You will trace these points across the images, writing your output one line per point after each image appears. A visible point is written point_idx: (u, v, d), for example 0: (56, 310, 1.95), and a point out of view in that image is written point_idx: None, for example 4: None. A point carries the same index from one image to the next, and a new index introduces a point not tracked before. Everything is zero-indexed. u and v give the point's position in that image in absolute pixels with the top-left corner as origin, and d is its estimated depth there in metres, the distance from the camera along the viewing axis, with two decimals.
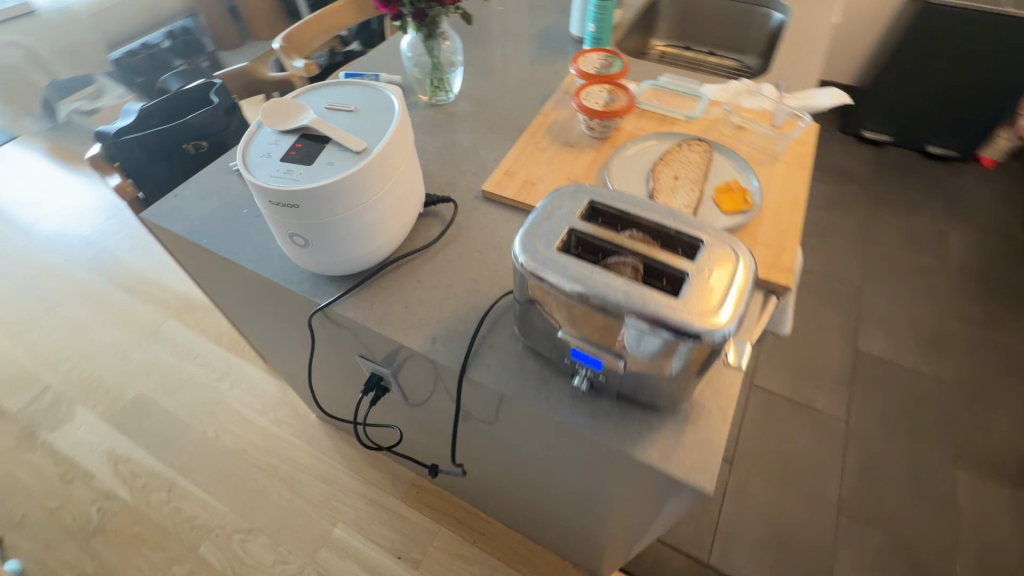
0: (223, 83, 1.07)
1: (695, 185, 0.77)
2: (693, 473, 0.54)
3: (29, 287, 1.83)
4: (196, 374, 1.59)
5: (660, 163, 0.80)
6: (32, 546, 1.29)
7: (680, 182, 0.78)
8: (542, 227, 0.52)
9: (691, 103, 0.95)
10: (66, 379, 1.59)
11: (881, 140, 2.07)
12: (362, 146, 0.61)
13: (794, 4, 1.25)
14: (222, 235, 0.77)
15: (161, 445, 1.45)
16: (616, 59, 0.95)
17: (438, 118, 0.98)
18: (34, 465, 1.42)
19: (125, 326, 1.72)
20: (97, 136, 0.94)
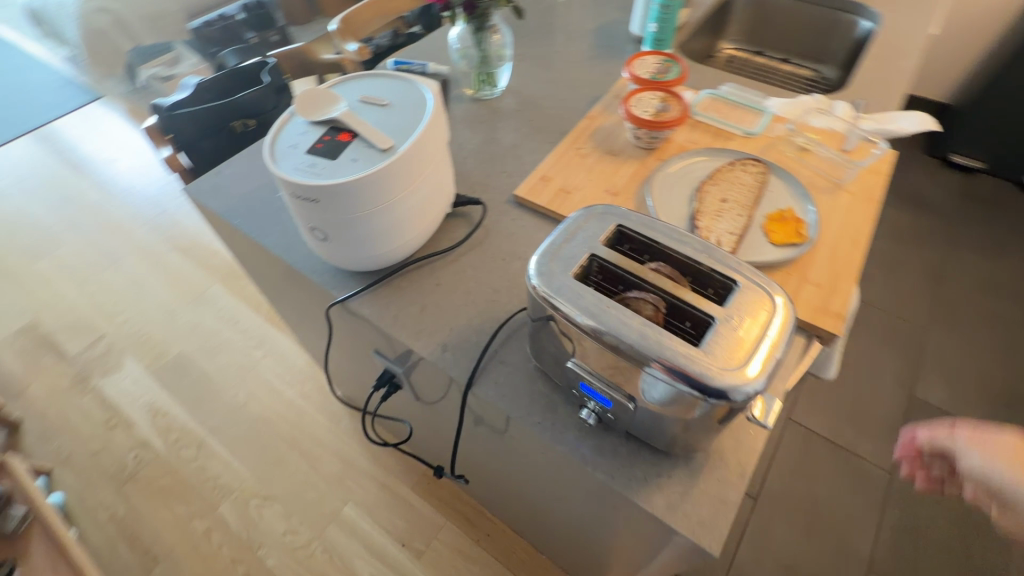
0: (277, 62, 1.09)
1: (744, 209, 0.71)
2: (699, 532, 0.49)
3: (96, 239, 1.96)
4: (234, 340, 1.66)
5: (707, 184, 0.74)
6: (74, 482, 1.39)
7: (727, 204, 0.72)
8: (561, 249, 0.48)
9: (752, 117, 0.87)
10: (119, 331, 1.70)
11: (972, 167, 1.88)
12: (389, 144, 0.59)
13: (887, 12, 1.13)
14: (253, 217, 0.78)
15: (196, 403, 1.53)
16: (674, 65, 0.89)
17: (481, 113, 0.95)
18: (84, 407, 1.53)
19: (176, 286, 1.81)
20: (154, 108, 0.98)
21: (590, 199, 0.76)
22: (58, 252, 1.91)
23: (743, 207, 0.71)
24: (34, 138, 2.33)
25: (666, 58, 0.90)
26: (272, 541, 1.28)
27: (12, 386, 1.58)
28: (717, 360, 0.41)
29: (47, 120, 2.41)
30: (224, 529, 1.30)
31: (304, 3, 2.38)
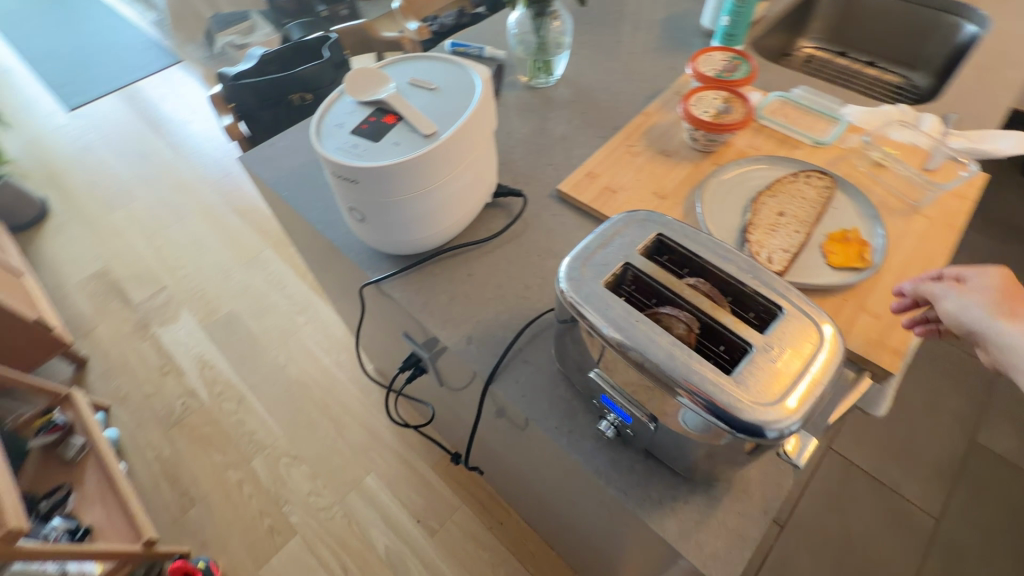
0: (338, 37, 1.10)
1: (803, 224, 0.66)
2: (711, 565, 0.47)
3: (166, 195, 2.08)
4: (280, 304, 1.74)
5: (764, 194, 0.70)
6: (128, 420, 1.51)
7: (784, 217, 0.67)
8: (594, 255, 0.46)
9: (824, 125, 0.80)
10: (179, 284, 1.81)
11: None
12: (432, 130, 0.58)
13: (996, 17, 1.01)
14: (300, 191, 0.79)
15: (240, 360, 1.61)
16: (743, 63, 0.83)
17: (533, 102, 0.93)
18: (142, 352, 1.65)
19: (232, 246, 1.90)
20: (220, 77, 1.02)
21: (636, 200, 0.73)
22: (131, 205, 2.05)
23: (802, 221, 0.66)
24: (120, 96, 2.49)
25: (735, 56, 0.84)
26: (296, 499, 1.35)
27: (83, 325, 1.72)
28: (749, 392, 0.38)
29: (133, 79, 2.57)
30: (255, 482, 1.38)
31: None
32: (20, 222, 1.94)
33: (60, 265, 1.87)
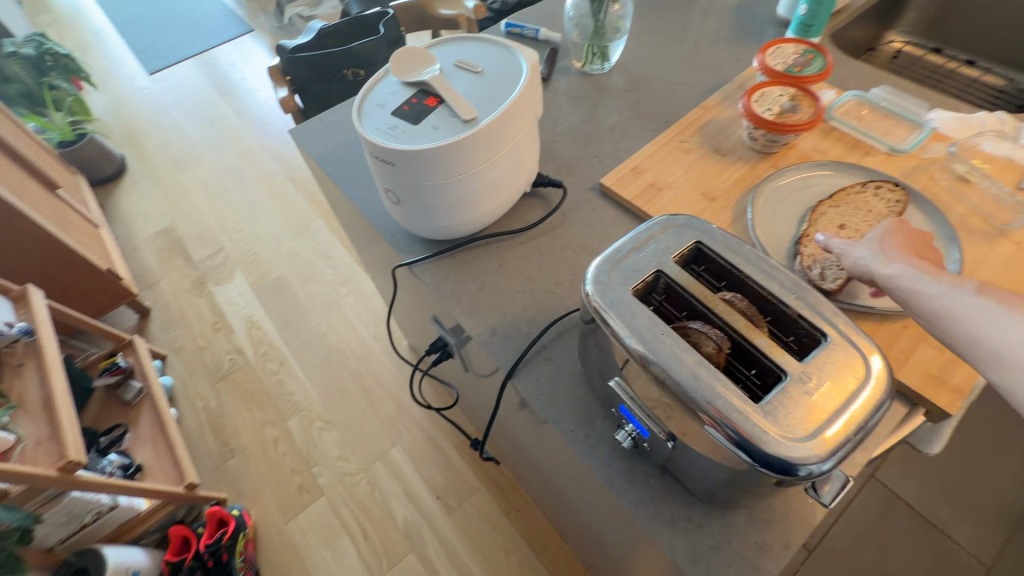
0: (395, 13, 1.10)
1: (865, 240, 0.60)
2: None
3: (229, 159, 2.18)
4: (326, 273, 1.80)
5: (826, 203, 0.64)
6: (181, 369, 1.61)
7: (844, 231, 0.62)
8: (625, 259, 0.44)
9: (905, 131, 0.73)
10: (235, 246, 1.90)
11: None
12: (472, 115, 0.57)
13: None
14: (343, 168, 0.80)
15: (284, 324, 1.69)
16: (817, 57, 0.76)
17: (584, 88, 0.89)
18: (198, 308, 1.76)
19: (286, 213, 1.98)
20: (279, 50, 1.04)
21: (682, 200, 0.69)
22: (199, 167, 2.16)
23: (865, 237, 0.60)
24: (195, 62, 2.62)
25: (810, 49, 0.77)
26: (326, 462, 1.41)
27: (148, 278, 1.85)
28: (777, 424, 0.35)
29: (208, 46, 2.69)
30: (289, 441, 1.45)
31: None
32: (101, 177, 2.09)
33: (132, 220, 2.01)
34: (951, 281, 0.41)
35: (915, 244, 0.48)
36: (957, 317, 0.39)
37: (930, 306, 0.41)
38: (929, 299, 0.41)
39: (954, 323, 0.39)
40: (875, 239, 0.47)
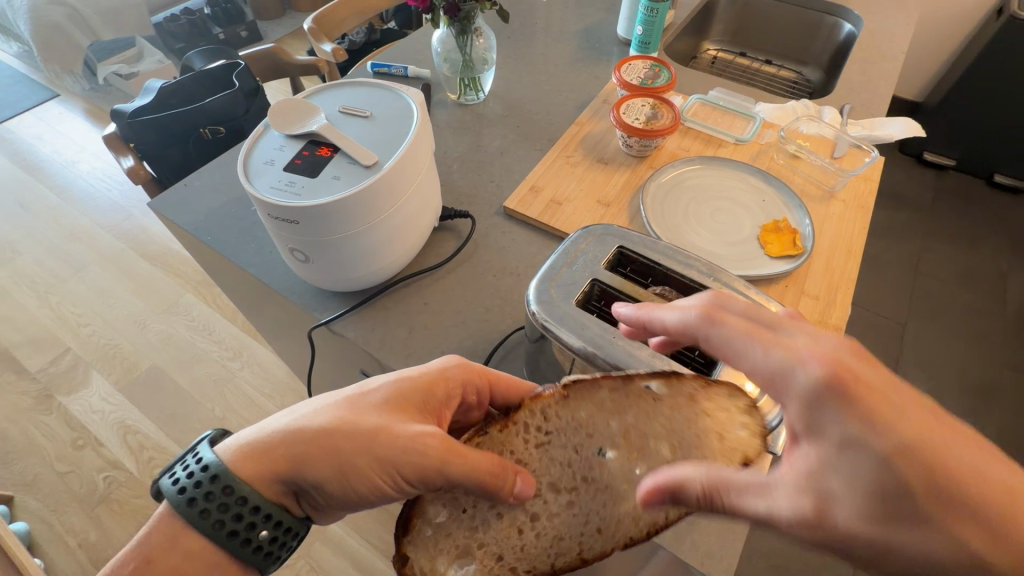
0: (247, 64, 1.04)
1: (628, 506, 0.42)
2: (706, 562, 0.48)
3: (58, 244, 1.86)
4: (210, 351, 1.60)
5: (591, 378, 0.41)
6: (40, 507, 1.33)
7: (623, 493, 0.42)
8: (560, 274, 0.47)
9: (742, 123, 0.86)
10: (85, 344, 1.62)
11: (943, 164, 1.89)
12: (373, 160, 0.55)
13: (867, 17, 1.15)
14: (228, 233, 0.73)
15: (169, 419, 1.47)
16: (663, 70, 0.87)
17: (466, 119, 0.92)
18: (48, 427, 1.46)
19: (145, 294, 1.73)
20: (115, 114, 0.93)
21: (581, 210, 0.74)
22: (17, 261, 1.81)
23: (593, 538, 0.43)
24: None
25: (655, 63, 0.88)
26: None
27: None
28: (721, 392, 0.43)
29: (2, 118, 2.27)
30: None
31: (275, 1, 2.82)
32: None
33: None
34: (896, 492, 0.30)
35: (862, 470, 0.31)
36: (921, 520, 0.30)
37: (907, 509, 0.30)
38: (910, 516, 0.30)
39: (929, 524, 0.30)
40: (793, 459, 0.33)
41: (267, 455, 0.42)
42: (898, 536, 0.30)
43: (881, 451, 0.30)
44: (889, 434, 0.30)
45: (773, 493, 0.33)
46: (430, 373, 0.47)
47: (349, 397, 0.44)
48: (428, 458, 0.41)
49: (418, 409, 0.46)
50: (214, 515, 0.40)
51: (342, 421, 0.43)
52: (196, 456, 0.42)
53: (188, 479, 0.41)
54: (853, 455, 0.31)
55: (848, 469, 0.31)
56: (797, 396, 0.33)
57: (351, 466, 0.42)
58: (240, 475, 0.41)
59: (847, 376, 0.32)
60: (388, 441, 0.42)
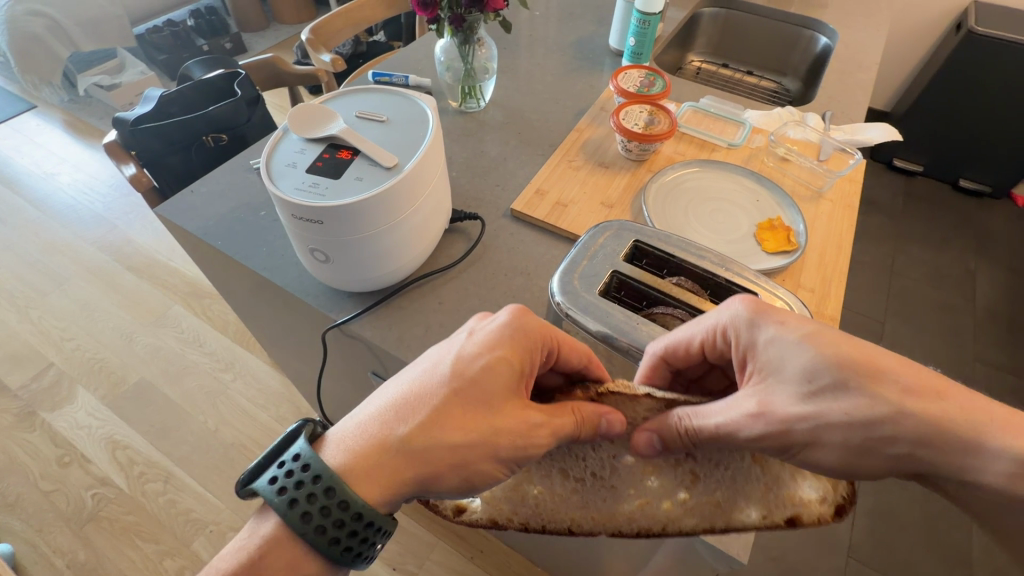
0: (247, 73, 1.05)
1: (632, 510, 0.48)
2: (725, 540, 0.50)
3: (37, 258, 1.81)
4: (201, 363, 1.58)
5: (630, 393, 0.45)
6: (24, 528, 1.28)
7: (627, 497, 0.48)
8: (583, 267, 0.51)
9: (732, 129, 0.90)
10: (68, 358, 1.57)
11: (912, 170, 1.99)
12: (394, 161, 0.57)
13: (841, 30, 1.21)
14: (239, 238, 0.74)
15: (160, 433, 1.44)
16: (657, 78, 0.91)
17: (469, 127, 0.94)
18: (32, 445, 1.41)
19: (131, 307, 1.69)
20: (117, 122, 0.93)
21: (586, 212, 0.77)
22: None
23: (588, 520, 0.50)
24: None
25: (650, 72, 0.92)
26: None
27: None
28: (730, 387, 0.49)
29: None
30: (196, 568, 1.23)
31: (260, 13, 2.82)
32: None
33: None
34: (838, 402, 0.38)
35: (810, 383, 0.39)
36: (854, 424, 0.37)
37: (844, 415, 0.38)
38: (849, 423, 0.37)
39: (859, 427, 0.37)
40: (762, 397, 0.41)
41: (381, 468, 0.43)
42: (830, 405, 0.38)
43: (797, 338, 0.40)
44: (800, 326, 0.41)
45: (731, 406, 0.42)
46: (518, 348, 0.48)
47: (451, 392, 0.45)
48: (540, 450, 0.45)
49: (514, 389, 0.47)
50: (331, 529, 0.42)
51: (454, 426, 0.44)
52: (298, 457, 0.43)
53: (290, 482, 0.42)
54: (780, 347, 0.41)
55: (783, 358, 0.41)
56: (733, 328, 0.44)
57: (471, 469, 0.45)
58: (355, 489, 0.43)
59: (764, 306, 0.44)
60: (504, 444, 0.44)
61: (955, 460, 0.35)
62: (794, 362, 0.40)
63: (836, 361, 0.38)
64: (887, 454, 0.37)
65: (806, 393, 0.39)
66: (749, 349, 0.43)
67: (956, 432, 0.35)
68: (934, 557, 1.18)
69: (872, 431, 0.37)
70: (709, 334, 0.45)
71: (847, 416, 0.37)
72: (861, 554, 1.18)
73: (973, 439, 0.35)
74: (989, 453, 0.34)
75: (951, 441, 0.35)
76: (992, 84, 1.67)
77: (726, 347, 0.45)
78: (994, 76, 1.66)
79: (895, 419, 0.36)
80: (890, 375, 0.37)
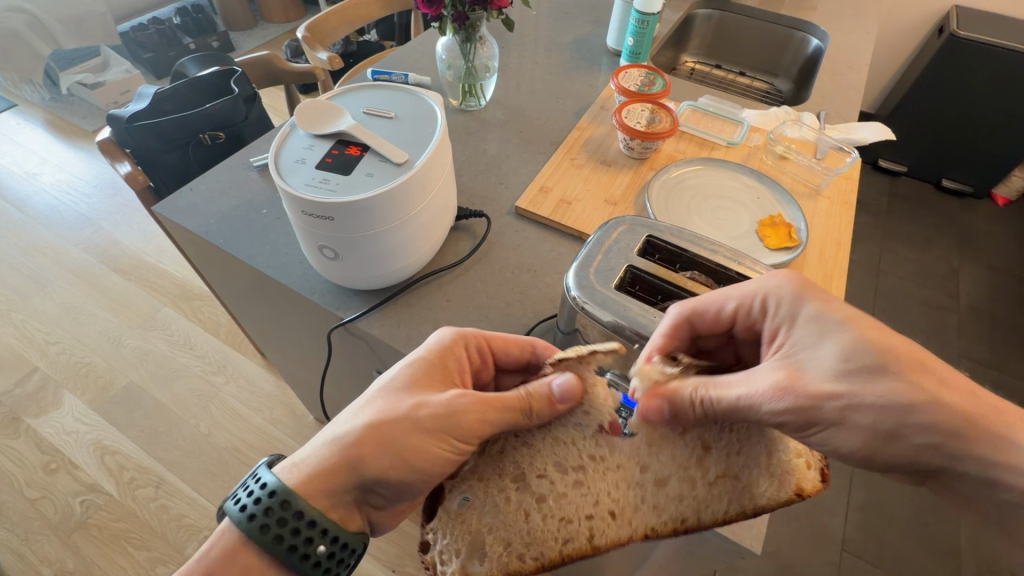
0: (243, 71, 1.04)
1: (649, 495, 0.48)
2: (738, 531, 0.51)
3: (19, 261, 1.76)
4: (192, 365, 1.55)
5: (580, 357, 0.45)
6: (10, 537, 1.25)
7: (644, 480, 0.48)
8: (598, 261, 0.54)
9: (730, 128, 0.92)
10: (54, 363, 1.54)
11: (896, 170, 2.04)
12: (404, 158, 0.57)
13: (832, 33, 1.24)
14: (241, 235, 0.73)
15: (150, 437, 1.41)
16: (657, 78, 0.92)
17: (469, 125, 0.94)
18: (16, 452, 1.37)
19: (118, 310, 1.66)
20: (111, 119, 0.92)
21: (591, 209, 0.77)
22: None
23: (604, 522, 0.48)
24: None
25: (649, 71, 0.94)
26: None
27: None
28: None
29: None
30: None
31: (247, 11, 2.78)
32: None
33: None
34: (880, 387, 0.40)
35: (853, 362, 0.41)
36: (891, 408, 0.40)
37: (877, 400, 0.40)
38: (885, 406, 0.40)
39: (895, 413, 0.40)
40: (798, 373, 0.42)
41: (325, 464, 0.46)
42: (870, 384, 0.41)
43: (840, 318, 0.44)
44: (842, 310, 0.45)
45: (753, 379, 0.43)
46: (438, 352, 0.53)
47: (382, 389, 0.50)
48: (466, 419, 0.47)
49: (440, 383, 0.52)
50: (279, 533, 0.44)
51: (378, 412, 0.48)
52: (257, 479, 0.46)
53: (251, 501, 0.45)
54: (818, 324, 0.44)
55: (823, 334, 0.44)
56: (775, 297, 0.48)
57: (414, 452, 0.46)
58: (309, 499, 0.45)
59: (806, 285, 0.48)
60: (426, 414, 0.47)
61: (984, 451, 0.40)
62: (832, 339, 0.43)
63: (876, 344, 0.42)
64: (911, 442, 0.40)
65: (842, 370, 0.41)
66: (787, 322, 0.46)
67: (985, 425, 0.40)
68: (924, 550, 1.20)
69: (910, 417, 0.40)
70: (748, 298, 0.49)
71: (882, 398, 0.40)
72: (854, 548, 1.20)
73: (1003, 436, 0.40)
74: (1015, 447, 0.39)
75: (981, 432, 0.40)
76: (973, 87, 1.72)
77: (761, 314, 0.49)
78: (976, 79, 1.70)
79: (933, 405, 0.40)
80: (927, 366, 0.41)
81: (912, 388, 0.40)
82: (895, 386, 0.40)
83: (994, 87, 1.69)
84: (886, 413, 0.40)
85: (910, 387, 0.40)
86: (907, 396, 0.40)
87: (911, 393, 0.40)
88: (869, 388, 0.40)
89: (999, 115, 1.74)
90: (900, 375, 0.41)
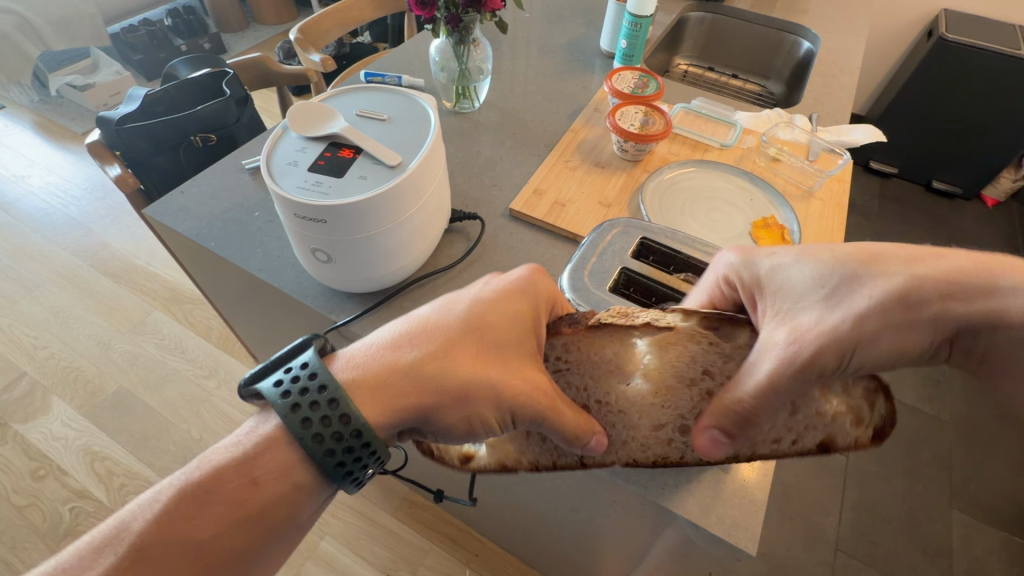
0: (235, 72, 1.03)
1: (640, 430, 0.49)
2: (734, 533, 0.50)
3: (7, 265, 1.74)
4: (183, 369, 1.53)
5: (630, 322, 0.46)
6: None
7: (637, 423, 0.49)
8: (594, 265, 0.55)
9: (723, 130, 0.92)
10: (42, 367, 1.52)
11: (886, 171, 2.06)
12: (397, 160, 0.57)
13: (823, 36, 1.25)
14: (234, 237, 0.72)
15: (141, 442, 1.39)
16: (650, 80, 0.93)
17: (462, 127, 0.94)
18: (4, 458, 1.35)
19: (109, 314, 1.64)
20: (101, 121, 0.91)
21: (584, 211, 0.77)
22: None
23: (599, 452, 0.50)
24: None
25: (643, 74, 0.94)
26: None
27: None
28: None
29: None
30: None
31: (239, 13, 2.77)
32: None
33: None
34: (867, 292, 0.38)
35: (834, 283, 0.40)
36: (884, 300, 0.38)
37: (871, 304, 0.38)
38: (883, 302, 0.38)
39: (889, 305, 0.37)
40: (795, 322, 0.40)
41: (387, 381, 0.43)
42: (859, 298, 0.38)
43: (794, 259, 0.44)
44: (791, 250, 0.45)
45: (766, 349, 0.40)
46: (528, 298, 0.48)
47: (464, 327, 0.45)
48: (539, 399, 0.43)
49: (527, 334, 0.47)
50: (319, 436, 0.41)
51: (455, 356, 0.43)
52: (304, 364, 0.43)
53: (295, 387, 0.42)
54: (780, 272, 0.44)
55: (790, 278, 0.43)
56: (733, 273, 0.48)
57: (464, 397, 0.42)
58: (359, 405, 0.42)
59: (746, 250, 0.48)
60: (507, 385, 0.43)
61: (976, 301, 0.37)
62: (803, 280, 0.42)
63: (835, 261, 0.41)
64: (926, 319, 0.37)
65: (825, 298, 0.40)
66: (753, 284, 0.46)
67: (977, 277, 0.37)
68: (916, 549, 1.20)
69: (907, 301, 0.37)
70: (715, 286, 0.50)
71: (877, 298, 0.38)
72: (848, 548, 1.20)
73: (992, 284, 0.37)
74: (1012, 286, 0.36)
75: (962, 287, 0.37)
76: (963, 90, 1.74)
77: (731, 295, 0.49)
78: (965, 82, 1.72)
79: (915, 283, 0.38)
80: (882, 257, 0.40)
81: (888, 277, 0.39)
82: (877, 284, 0.38)
83: (982, 90, 1.71)
84: (888, 309, 0.37)
85: (887, 278, 0.39)
86: (889, 284, 0.38)
87: (889, 279, 0.38)
88: (857, 300, 0.38)
89: (988, 118, 1.76)
90: (874, 275, 0.39)
